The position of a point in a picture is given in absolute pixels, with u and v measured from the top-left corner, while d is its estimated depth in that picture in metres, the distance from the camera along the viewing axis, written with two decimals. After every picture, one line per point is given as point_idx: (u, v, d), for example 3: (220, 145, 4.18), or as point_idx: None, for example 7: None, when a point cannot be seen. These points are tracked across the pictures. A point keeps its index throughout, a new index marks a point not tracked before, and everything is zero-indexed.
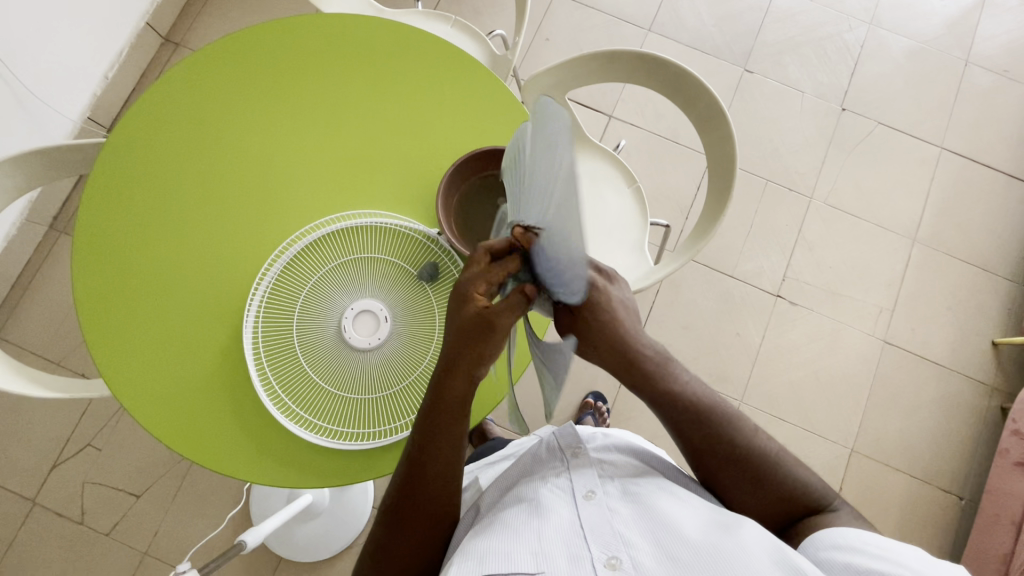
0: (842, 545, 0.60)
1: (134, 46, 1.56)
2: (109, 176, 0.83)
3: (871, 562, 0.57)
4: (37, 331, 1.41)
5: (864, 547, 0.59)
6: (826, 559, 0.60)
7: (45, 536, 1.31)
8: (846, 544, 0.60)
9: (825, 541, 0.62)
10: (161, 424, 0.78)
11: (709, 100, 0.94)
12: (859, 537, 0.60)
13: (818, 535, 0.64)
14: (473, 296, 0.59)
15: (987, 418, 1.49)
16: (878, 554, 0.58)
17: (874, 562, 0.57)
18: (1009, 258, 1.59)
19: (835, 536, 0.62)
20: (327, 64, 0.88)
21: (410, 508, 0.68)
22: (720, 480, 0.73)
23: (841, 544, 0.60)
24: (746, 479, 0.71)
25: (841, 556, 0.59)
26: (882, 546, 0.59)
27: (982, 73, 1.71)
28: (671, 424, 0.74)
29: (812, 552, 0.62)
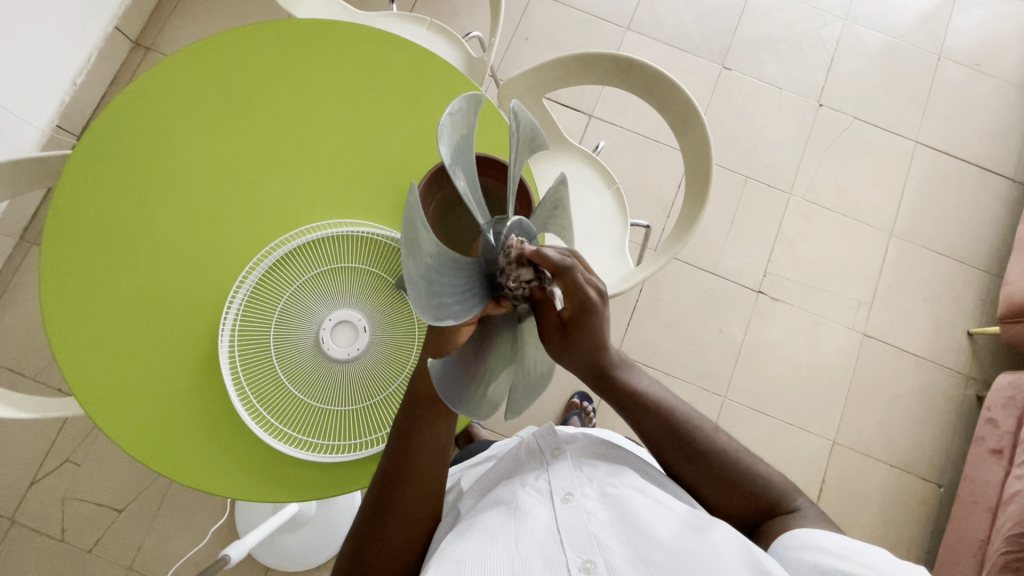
0: (809, 544, 0.60)
1: (102, 51, 1.53)
2: (76, 192, 0.81)
3: (836, 561, 0.58)
4: (10, 345, 1.37)
5: (830, 548, 0.59)
6: (794, 558, 0.60)
7: (27, 554, 1.28)
8: (814, 543, 0.60)
9: (793, 540, 0.62)
10: (139, 444, 0.76)
11: (684, 102, 0.94)
12: (827, 538, 0.60)
13: (787, 534, 0.64)
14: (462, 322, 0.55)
15: (964, 407, 1.52)
16: (842, 554, 0.58)
17: (841, 562, 0.57)
18: (983, 250, 1.62)
19: (804, 536, 0.62)
20: (296, 72, 0.87)
21: (392, 507, 0.67)
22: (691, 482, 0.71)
23: (810, 542, 0.60)
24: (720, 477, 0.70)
25: (810, 556, 0.59)
26: (848, 547, 0.59)
27: (955, 68, 1.74)
28: (665, 427, 0.71)
29: (781, 550, 0.62)
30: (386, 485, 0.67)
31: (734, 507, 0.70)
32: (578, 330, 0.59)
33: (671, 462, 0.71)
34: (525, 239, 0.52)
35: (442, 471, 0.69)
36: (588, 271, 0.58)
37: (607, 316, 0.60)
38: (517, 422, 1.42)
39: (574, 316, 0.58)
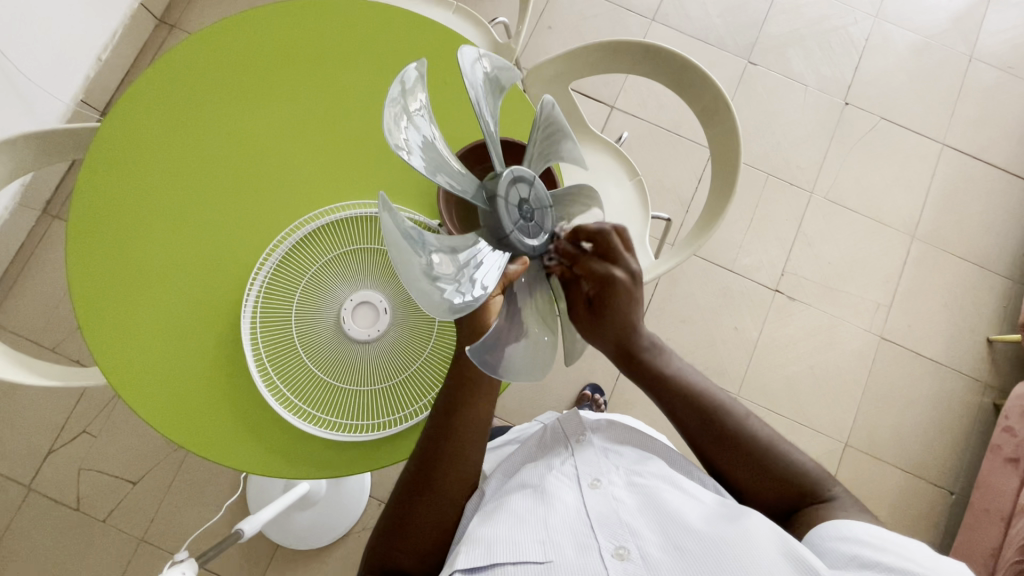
0: (846, 536, 0.60)
1: (128, 27, 1.53)
2: (104, 164, 0.81)
3: (876, 553, 0.57)
4: (31, 316, 1.39)
5: (869, 539, 0.58)
6: (831, 549, 0.59)
7: (42, 521, 1.31)
8: (851, 535, 0.59)
9: (829, 531, 0.61)
10: (159, 416, 0.77)
11: (714, 93, 0.93)
12: (865, 530, 0.59)
13: (822, 525, 0.63)
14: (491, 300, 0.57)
15: (980, 414, 1.50)
16: (881, 546, 0.58)
17: (881, 555, 0.57)
18: (1007, 257, 1.60)
19: (840, 527, 0.61)
20: (324, 50, 0.86)
21: (430, 488, 0.68)
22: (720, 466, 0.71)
23: (846, 534, 0.60)
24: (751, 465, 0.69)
25: (848, 548, 0.58)
26: (889, 540, 0.58)
27: (987, 70, 1.70)
28: (694, 410, 0.71)
29: (816, 542, 0.61)
30: (424, 467, 0.67)
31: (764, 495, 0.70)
32: (605, 305, 0.65)
33: (706, 445, 0.71)
34: (517, 190, 0.56)
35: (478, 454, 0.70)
36: (619, 250, 0.63)
37: (634, 300, 0.66)
38: (528, 411, 1.42)
39: (599, 293, 0.64)
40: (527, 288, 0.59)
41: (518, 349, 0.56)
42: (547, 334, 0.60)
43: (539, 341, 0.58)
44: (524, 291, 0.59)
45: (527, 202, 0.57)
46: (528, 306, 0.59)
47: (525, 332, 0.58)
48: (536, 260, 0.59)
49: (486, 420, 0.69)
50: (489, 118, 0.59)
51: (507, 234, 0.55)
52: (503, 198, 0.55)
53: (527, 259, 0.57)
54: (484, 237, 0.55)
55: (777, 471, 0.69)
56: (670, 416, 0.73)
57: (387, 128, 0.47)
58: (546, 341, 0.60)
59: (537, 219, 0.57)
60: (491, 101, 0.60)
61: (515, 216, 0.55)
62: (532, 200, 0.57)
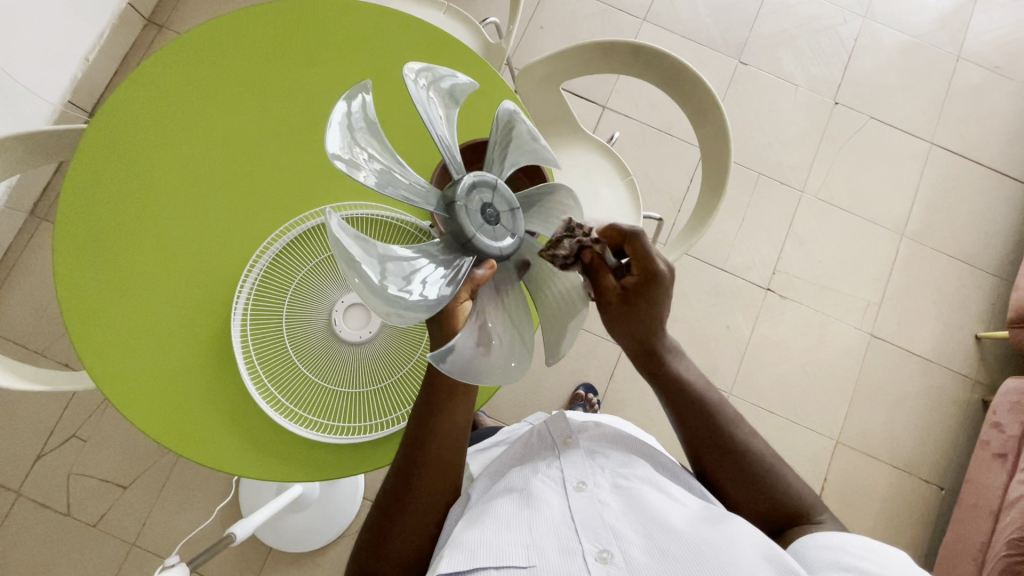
0: (828, 545, 0.60)
1: (115, 28, 1.52)
2: (91, 160, 0.81)
3: (860, 561, 0.57)
4: (18, 320, 1.38)
5: (852, 549, 0.59)
6: (813, 555, 0.60)
7: (30, 528, 1.29)
8: (833, 544, 0.60)
9: (812, 541, 0.62)
10: (143, 416, 0.76)
11: (704, 93, 0.93)
12: (847, 539, 0.60)
13: (807, 537, 0.63)
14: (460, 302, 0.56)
15: (968, 410, 1.52)
16: (863, 553, 0.58)
17: (863, 561, 0.57)
18: (995, 254, 1.61)
19: (823, 537, 0.62)
20: (315, 51, 0.86)
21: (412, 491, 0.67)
22: (717, 473, 0.72)
23: (827, 543, 0.60)
24: (738, 479, 0.70)
25: (830, 554, 0.59)
26: (869, 548, 0.58)
27: (974, 69, 1.72)
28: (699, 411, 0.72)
29: (799, 550, 0.62)
30: (403, 471, 0.67)
31: (753, 504, 0.70)
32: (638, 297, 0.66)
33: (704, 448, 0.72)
34: (479, 195, 0.57)
35: (457, 456, 0.69)
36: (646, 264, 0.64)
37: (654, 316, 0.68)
38: (521, 411, 1.42)
39: (639, 284, 0.65)
40: (494, 291, 0.59)
41: (481, 349, 0.53)
42: (518, 342, 0.57)
43: (507, 348, 0.56)
44: (490, 293, 0.58)
45: (491, 206, 0.58)
46: (495, 313, 0.57)
47: (491, 335, 0.55)
48: (506, 264, 0.59)
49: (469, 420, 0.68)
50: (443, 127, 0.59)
51: (470, 238, 0.55)
52: (463, 205, 0.56)
53: (495, 263, 0.56)
54: (446, 244, 0.56)
55: (768, 479, 0.70)
56: (669, 410, 0.74)
57: (330, 159, 0.48)
58: (516, 350, 0.57)
59: (503, 222, 0.58)
60: (447, 111, 0.60)
61: (478, 221, 0.56)
62: (495, 202, 0.58)
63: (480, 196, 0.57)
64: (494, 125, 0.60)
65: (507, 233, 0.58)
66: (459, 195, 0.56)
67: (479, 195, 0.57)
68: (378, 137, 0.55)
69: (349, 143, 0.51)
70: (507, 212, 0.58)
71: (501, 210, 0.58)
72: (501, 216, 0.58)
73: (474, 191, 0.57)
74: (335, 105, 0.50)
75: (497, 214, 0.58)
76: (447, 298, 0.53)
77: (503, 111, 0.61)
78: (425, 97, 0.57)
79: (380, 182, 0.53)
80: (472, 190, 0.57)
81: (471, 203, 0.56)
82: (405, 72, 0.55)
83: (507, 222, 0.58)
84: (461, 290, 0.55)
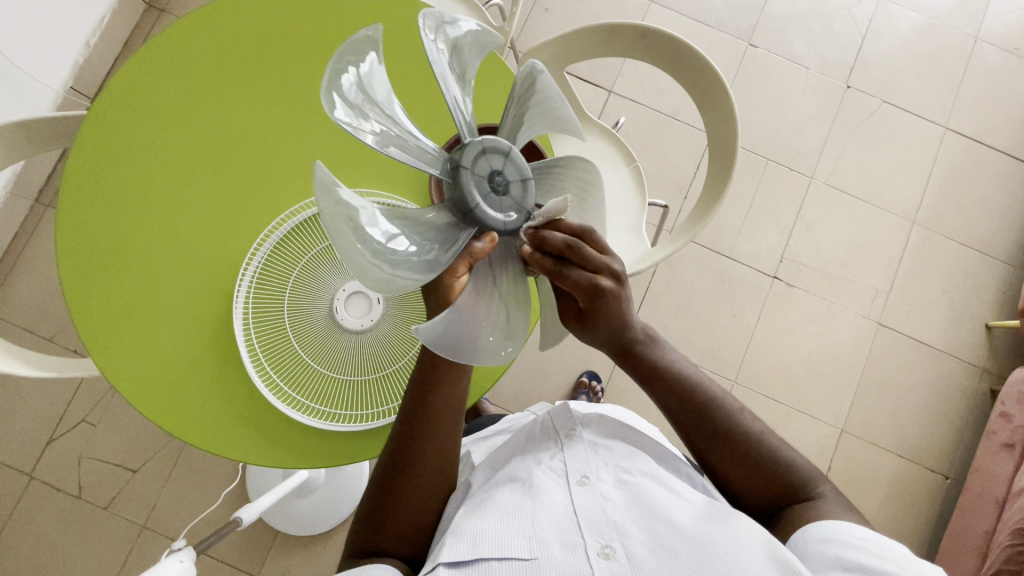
0: (831, 539, 0.59)
1: (116, 12, 1.50)
2: (95, 142, 0.80)
3: (864, 557, 0.57)
4: (27, 307, 1.39)
5: (854, 542, 0.58)
6: (815, 550, 0.60)
7: (44, 510, 1.32)
8: (835, 537, 0.60)
9: (813, 534, 0.61)
10: (149, 401, 0.76)
11: (712, 78, 0.91)
12: (850, 532, 0.60)
13: (806, 527, 0.63)
14: (455, 273, 0.55)
15: (976, 400, 1.50)
16: (866, 548, 0.58)
17: (865, 556, 0.57)
18: (1008, 242, 1.58)
19: (825, 529, 0.61)
20: (321, 37, 0.84)
21: (411, 469, 0.67)
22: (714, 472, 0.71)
23: (829, 536, 0.60)
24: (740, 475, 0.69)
25: (832, 549, 0.59)
26: (871, 541, 0.58)
27: (992, 51, 1.67)
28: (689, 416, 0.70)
29: (801, 544, 0.62)
30: (402, 446, 0.67)
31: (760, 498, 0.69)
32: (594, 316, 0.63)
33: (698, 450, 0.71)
34: (488, 161, 0.56)
35: (456, 429, 0.69)
36: (597, 256, 0.60)
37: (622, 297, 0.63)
38: (526, 398, 1.43)
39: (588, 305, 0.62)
40: (490, 267, 0.58)
41: (467, 320, 0.54)
42: (509, 322, 0.57)
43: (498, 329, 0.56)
44: (485, 270, 0.57)
45: (501, 175, 0.56)
46: (487, 293, 0.57)
47: (482, 312, 0.55)
48: (509, 237, 0.58)
49: (462, 404, 0.69)
50: (456, 88, 0.57)
51: (474, 208, 0.55)
52: (469, 170, 0.55)
53: (496, 235, 0.55)
54: (448, 209, 0.56)
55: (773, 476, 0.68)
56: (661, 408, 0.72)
57: (331, 115, 0.48)
58: (500, 334, 0.56)
59: (511, 193, 0.57)
60: (459, 64, 0.58)
61: (484, 188, 0.55)
62: (505, 171, 0.56)
63: (485, 161, 0.56)
64: (514, 83, 0.59)
65: (514, 207, 0.57)
66: (464, 158, 0.55)
67: (487, 159, 0.56)
68: (386, 87, 0.54)
69: (352, 95, 0.50)
70: (517, 183, 0.57)
71: (509, 179, 0.57)
72: (511, 188, 0.57)
73: (480, 156, 0.55)
74: (334, 55, 0.48)
75: (504, 183, 0.56)
76: (442, 263, 0.52)
77: (525, 71, 0.58)
78: (436, 48, 0.55)
79: (382, 139, 0.52)
80: (478, 155, 0.55)
81: (478, 168, 0.55)
82: (421, 26, 0.53)
83: (518, 194, 0.57)
84: (458, 263, 0.55)
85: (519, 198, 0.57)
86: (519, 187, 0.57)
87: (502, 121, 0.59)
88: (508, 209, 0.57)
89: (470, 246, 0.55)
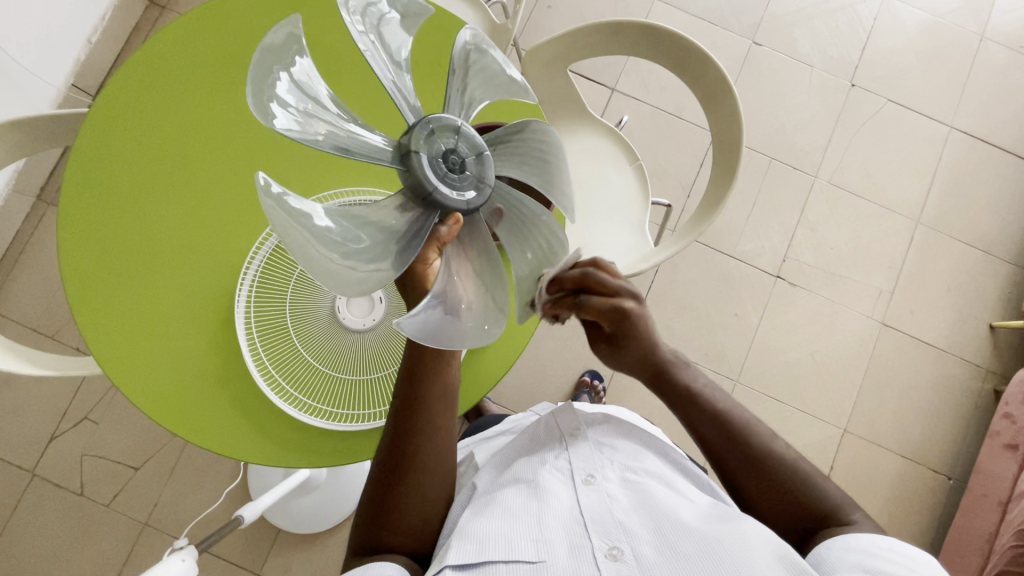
0: (853, 547, 0.59)
1: (117, 9, 1.50)
2: (95, 138, 0.79)
3: (885, 564, 0.56)
4: (29, 305, 1.39)
5: (877, 551, 0.58)
6: (836, 557, 0.59)
7: (46, 507, 1.32)
8: (858, 546, 0.59)
9: (836, 542, 0.61)
10: (151, 399, 0.76)
11: (716, 77, 0.90)
12: (873, 542, 0.59)
13: (829, 538, 0.63)
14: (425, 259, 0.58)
15: (979, 401, 1.50)
16: (889, 558, 0.57)
17: (887, 565, 0.56)
18: (1012, 242, 1.58)
19: (848, 538, 0.61)
20: (323, 34, 0.84)
21: (415, 469, 0.67)
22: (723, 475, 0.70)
23: (852, 545, 0.60)
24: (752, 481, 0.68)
25: (853, 556, 0.58)
26: (894, 551, 0.58)
27: (997, 49, 1.66)
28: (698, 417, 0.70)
29: (822, 552, 0.61)
30: (406, 446, 0.67)
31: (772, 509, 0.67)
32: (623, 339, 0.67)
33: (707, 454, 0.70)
34: (438, 141, 0.58)
35: (450, 420, 0.70)
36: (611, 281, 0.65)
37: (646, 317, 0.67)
38: (527, 397, 1.43)
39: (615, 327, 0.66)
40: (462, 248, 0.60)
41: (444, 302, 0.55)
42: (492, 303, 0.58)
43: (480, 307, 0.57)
44: (457, 250, 0.59)
45: (455, 152, 0.58)
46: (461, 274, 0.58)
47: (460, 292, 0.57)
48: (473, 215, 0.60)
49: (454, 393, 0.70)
50: (390, 74, 0.60)
51: (433, 191, 0.57)
52: (421, 153, 0.57)
53: (461, 216, 0.57)
54: (407, 198, 0.58)
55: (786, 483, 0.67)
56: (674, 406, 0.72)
57: (268, 124, 0.49)
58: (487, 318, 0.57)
59: (468, 170, 0.59)
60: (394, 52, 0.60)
61: (440, 170, 0.57)
62: (458, 149, 0.58)
63: (439, 143, 0.57)
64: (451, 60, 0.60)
65: (476, 187, 0.59)
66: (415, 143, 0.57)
67: (437, 141, 0.58)
68: (317, 82, 0.55)
69: (287, 100, 0.52)
70: (473, 161, 0.59)
71: (466, 159, 0.59)
72: (467, 167, 0.59)
73: (431, 138, 0.57)
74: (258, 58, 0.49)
75: (459, 162, 0.58)
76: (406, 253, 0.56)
77: (460, 45, 0.60)
78: (361, 34, 0.57)
79: (329, 136, 0.55)
80: (428, 138, 0.57)
81: (434, 151, 0.57)
82: (342, 10, 0.54)
83: (476, 172, 0.59)
84: (426, 249, 0.58)
85: (479, 177, 0.59)
86: (478, 166, 0.59)
87: (446, 97, 0.61)
88: (469, 188, 0.59)
89: (434, 231, 0.57)
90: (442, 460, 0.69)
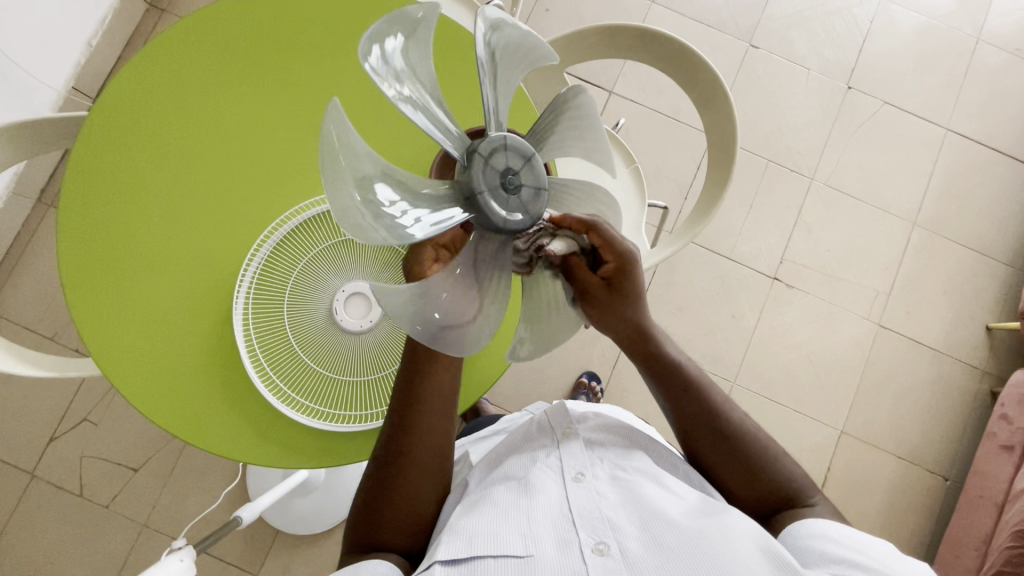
0: (818, 534, 0.60)
1: (117, 12, 1.51)
2: (95, 140, 0.80)
3: (848, 551, 0.57)
4: (28, 307, 1.40)
5: (840, 538, 0.59)
6: (802, 545, 0.60)
7: (45, 509, 1.33)
8: (821, 533, 0.60)
9: (801, 529, 0.62)
10: (149, 399, 0.77)
11: (710, 80, 0.91)
12: (835, 528, 0.60)
13: (794, 525, 0.64)
14: (421, 263, 0.54)
15: (976, 402, 1.50)
16: (849, 545, 0.58)
17: (851, 552, 0.58)
18: (1009, 244, 1.58)
19: (812, 525, 0.62)
20: (322, 38, 0.85)
21: (409, 467, 0.68)
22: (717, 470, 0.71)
23: (817, 531, 0.61)
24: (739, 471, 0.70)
25: (818, 543, 0.59)
26: (854, 538, 0.59)
27: (993, 52, 1.67)
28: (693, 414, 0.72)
29: (789, 540, 0.62)
30: (402, 446, 0.67)
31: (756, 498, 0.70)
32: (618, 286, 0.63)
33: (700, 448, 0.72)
34: (506, 158, 0.55)
35: (452, 424, 0.70)
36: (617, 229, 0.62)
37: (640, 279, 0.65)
38: (525, 399, 1.43)
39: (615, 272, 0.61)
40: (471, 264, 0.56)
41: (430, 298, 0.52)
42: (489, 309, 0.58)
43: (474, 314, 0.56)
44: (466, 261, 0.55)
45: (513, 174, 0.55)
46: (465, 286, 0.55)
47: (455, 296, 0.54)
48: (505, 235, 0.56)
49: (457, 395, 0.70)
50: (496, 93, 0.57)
51: (478, 195, 0.54)
52: (483, 160, 0.54)
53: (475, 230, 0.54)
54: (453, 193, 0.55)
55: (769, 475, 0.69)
56: (664, 402, 0.74)
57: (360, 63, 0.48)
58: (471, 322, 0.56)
59: (520, 195, 0.55)
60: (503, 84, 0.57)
61: (493, 181, 0.54)
62: (518, 174, 0.55)
63: (500, 160, 0.54)
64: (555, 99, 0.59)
65: (523, 211, 0.55)
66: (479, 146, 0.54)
67: (501, 159, 0.55)
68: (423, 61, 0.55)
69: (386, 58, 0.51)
70: (530, 189, 0.56)
71: (523, 184, 0.55)
72: (519, 189, 0.55)
73: (496, 153, 0.54)
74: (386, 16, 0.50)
75: (513, 184, 0.55)
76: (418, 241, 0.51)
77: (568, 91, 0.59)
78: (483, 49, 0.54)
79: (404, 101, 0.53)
80: (492, 150, 0.55)
81: (494, 166, 0.54)
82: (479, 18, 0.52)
83: (528, 200, 0.56)
84: (425, 249, 0.53)
85: (531, 206, 0.56)
86: (534, 195, 0.56)
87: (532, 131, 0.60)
88: (515, 211, 0.55)
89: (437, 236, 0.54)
90: (438, 461, 0.69)
